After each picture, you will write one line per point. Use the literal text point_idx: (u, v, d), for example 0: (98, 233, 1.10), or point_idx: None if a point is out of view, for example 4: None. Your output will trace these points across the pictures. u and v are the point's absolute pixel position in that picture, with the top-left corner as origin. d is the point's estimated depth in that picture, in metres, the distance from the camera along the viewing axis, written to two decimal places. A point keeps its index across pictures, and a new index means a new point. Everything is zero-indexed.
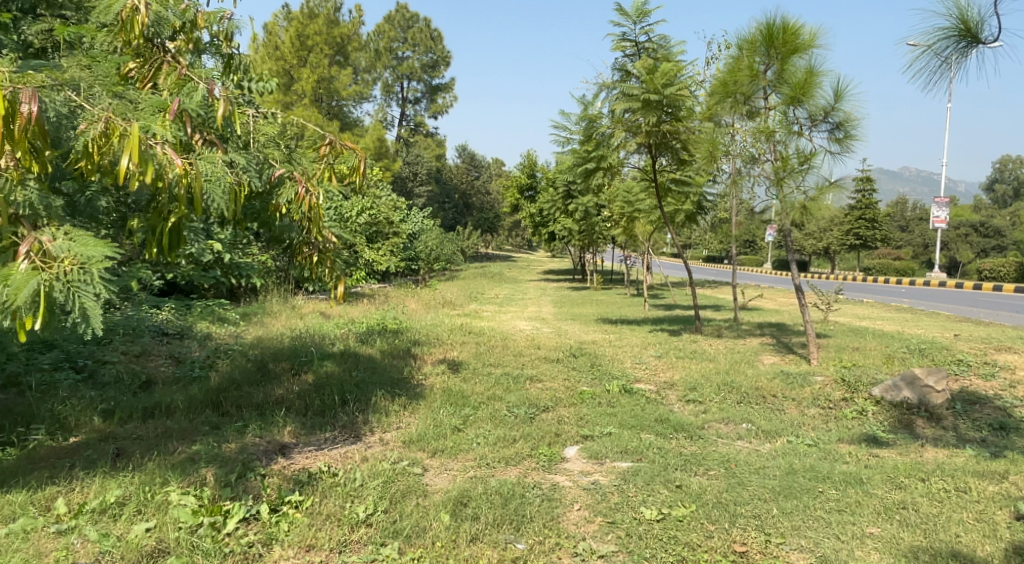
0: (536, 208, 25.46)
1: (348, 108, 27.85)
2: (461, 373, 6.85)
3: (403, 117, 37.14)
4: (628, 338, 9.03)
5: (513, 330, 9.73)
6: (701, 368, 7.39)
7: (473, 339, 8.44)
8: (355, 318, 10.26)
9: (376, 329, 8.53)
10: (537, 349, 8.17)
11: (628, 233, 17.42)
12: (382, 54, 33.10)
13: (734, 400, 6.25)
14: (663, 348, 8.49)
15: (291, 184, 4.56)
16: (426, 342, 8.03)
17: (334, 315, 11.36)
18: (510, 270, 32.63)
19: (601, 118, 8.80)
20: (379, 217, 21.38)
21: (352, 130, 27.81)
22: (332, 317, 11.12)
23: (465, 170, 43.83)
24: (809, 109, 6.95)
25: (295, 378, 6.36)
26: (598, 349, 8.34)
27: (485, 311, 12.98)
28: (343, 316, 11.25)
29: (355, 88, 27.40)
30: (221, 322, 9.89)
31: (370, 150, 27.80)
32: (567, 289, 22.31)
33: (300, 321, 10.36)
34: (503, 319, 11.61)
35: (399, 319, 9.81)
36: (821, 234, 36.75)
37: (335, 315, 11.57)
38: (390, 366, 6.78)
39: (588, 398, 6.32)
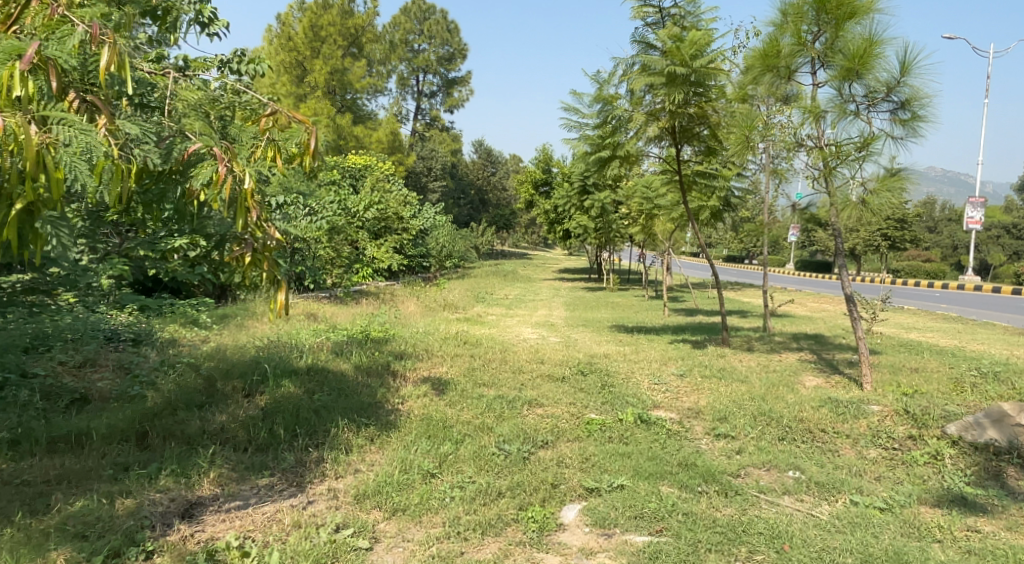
0: (551, 204, 24.37)
1: (362, 101, 26.98)
2: (447, 395, 5.79)
3: (419, 111, 36.14)
4: (645, 351, 7.92)
5: (517, 339, 8.66)
6: (732, 391, 6.26)
7: (468, 351, 7.37)
8: (342, 323, 9.23)
9: (358, 338, 7.49)
10: (540, 364, 7.09)
11: (647, 233, 16.26)
12: (398, 46, 32.06)
13: (775, 436, 5.13)
14: (686, 363, 7.38)
15: (208, 163, 3.46)
16: (412, 354, 6.97)
17: (323, 318, 10.33)
18: (524, 268, 31.59)
19: (619, 99, 7.70)
20: (387, 212, 20.38)
21: (365, 123, 26.88)
22: (320, 320, 10.10)
23: (481, 165, 42.75)
24: (868, 84, 5.79)
25: (246, 400, 5.33)
26: (611, 364, 7.25)
27: (489, 315, 11.91)
28: (331, 319, 10.23)
29: (370, 80, 26.49)
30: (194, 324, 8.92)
31: (382, 145, 26.82)
32: (582, 290, 21.20)
33: (281, 324, 9.35)
34: (507, 325, 10.52)
35: (388, 324, 8.76)
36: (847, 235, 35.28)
37: (324, 317, 10.56)
38: (363, 385, 5.74)
39: (596, 430, 5.23)
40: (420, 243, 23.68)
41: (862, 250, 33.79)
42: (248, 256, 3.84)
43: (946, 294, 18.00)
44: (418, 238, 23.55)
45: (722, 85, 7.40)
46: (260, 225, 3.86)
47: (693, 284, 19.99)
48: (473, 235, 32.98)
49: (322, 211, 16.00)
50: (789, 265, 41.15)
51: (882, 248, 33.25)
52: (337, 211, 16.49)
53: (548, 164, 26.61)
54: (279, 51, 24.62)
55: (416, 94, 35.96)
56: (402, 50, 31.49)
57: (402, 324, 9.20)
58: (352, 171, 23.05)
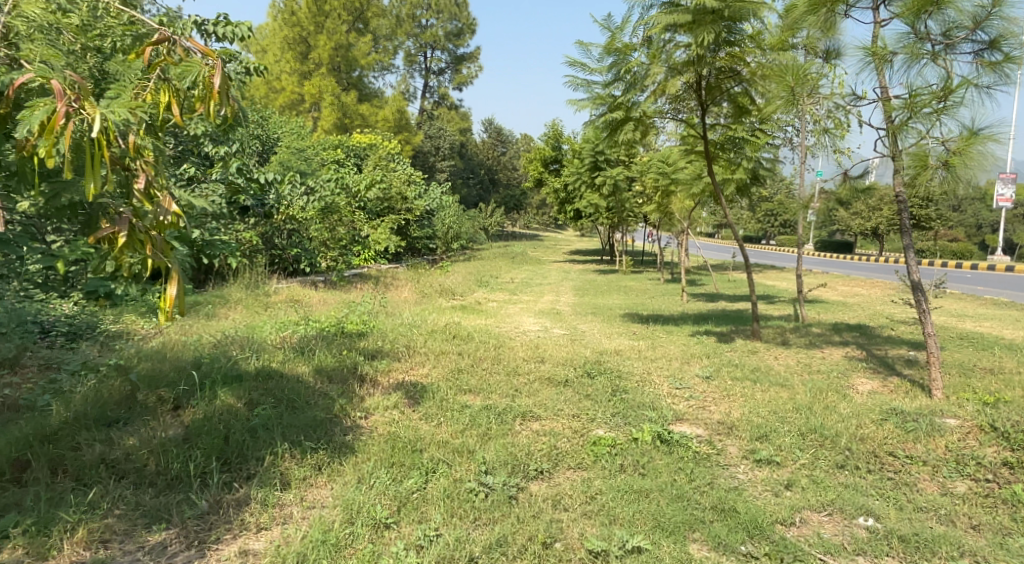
0: (561, 183, 23.23)
1: (368, 78, 25.80)
2: (423, 406, 4.75)
3: (427, 89, 34.87)
4: (665, 346, 6.84)
5: (517, 331, 7.62)
6: (771, 400, 5.18)
7: (457, 348, 6.33)
8: (322, 312, 8.22)
9: (331, 333, 6.47)
10: (540, 363, 6.04)
11: (663, 212, 15.12)
12: (406, 21, 30.72)
13: (832, 464, 4.08)
14: (712, 360, 6.30)
15: (45, 104, 2.48)
16: (391, 353, 5.93)
17: (305, 308, 9.32)
18: (534, 250, 30.50)
19: (634, 50, 6.54)
20: (389, 192, 19.33)
21: (370, 101, 25.70)
22: (301, 309, 9.10)
23: (491, 145, 41.51)
24: (949, 19, 4.64)
25: (172, 414, 4.29)
26: (625, 362, 6.19)
27: (490, 303, 10.84)
28: (312, 308, 9.21)
29: (375, 56, 25.29)
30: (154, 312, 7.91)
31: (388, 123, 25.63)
32: (593, 273, 20.13)
33: (255, 316, 8.32)
34: (509, 314, 9.47)
35: (371, 316, 7.71)
36: (870, 214, 33.92)
37: (305, 306, 9.53)
38: (321, 394, 4.69)
39: (605, 452, 4.21)
40: (426, 224, 22.62)
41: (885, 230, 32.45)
42: (120, 237, 2.83)
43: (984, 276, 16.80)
44: (424, 219, 22.50)
45: (758, 31, 6.23)
46: (144, 195, 2.92)
47: (711, 266, 18.85)
48: (481, 216, 31.90)
49: (318, 190, 14.97)
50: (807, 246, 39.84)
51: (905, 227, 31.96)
52: (335, 189, 15.47)
53: (558, 141, 25.40)
54: (282, 25, 23.39)
55: (423, 71, 34.69)
56: (409, 26, 30.22)
57: (388, 314, 8.17)
58: (355, 149, 21.98)
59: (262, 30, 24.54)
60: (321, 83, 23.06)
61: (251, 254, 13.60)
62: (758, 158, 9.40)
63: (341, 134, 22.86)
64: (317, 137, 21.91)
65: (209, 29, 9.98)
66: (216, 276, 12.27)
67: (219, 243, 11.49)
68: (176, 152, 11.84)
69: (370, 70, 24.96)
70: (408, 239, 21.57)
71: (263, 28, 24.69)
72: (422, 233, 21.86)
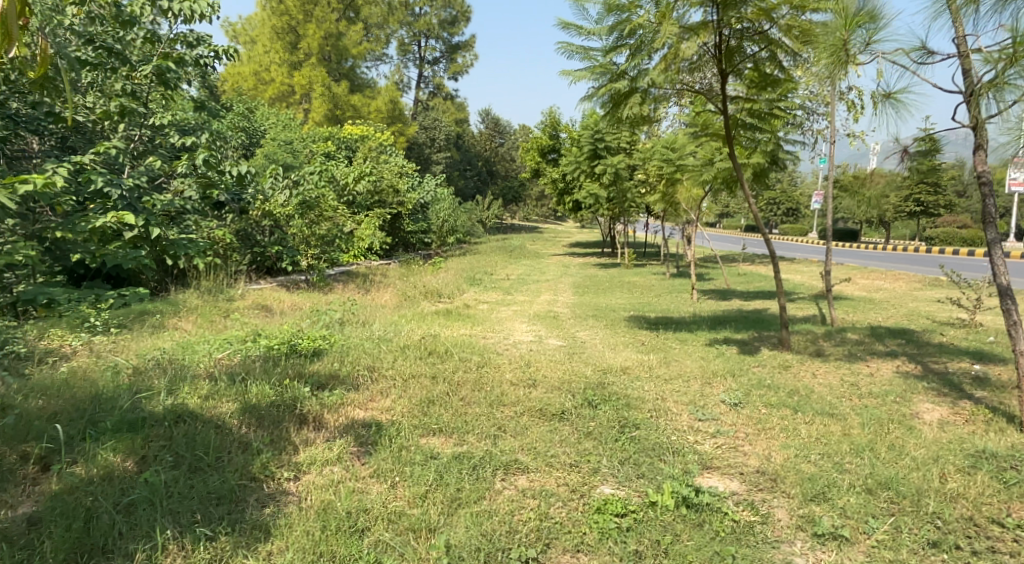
0: (559, 173, 22.09)
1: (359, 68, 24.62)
2: (376, 458, 3.66)
3: (421, 79, 33.64)
4: (681, 361, 5.77)
5: (506, 343, 6.53)
6: (821, 437, 4.09)
7: (430, 370, 5.24)
8: (282, 323, 7.14)
9: (279, 354, 5.37)
10: (530, 389, 4.94)
11: (668, 202, 14.00)
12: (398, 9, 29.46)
13: (920, 545, 3.04)
14: (739, 379, 5.20)
15: None
16: (346, 380, 4.84)
17: (271, 316, 8.25)
18: (533, 243, 29.33)
19: (641, 7, 5.44)
20: (379, 184, 18.21)
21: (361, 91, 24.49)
22: (264, 318, 8.03)
23: (488, 136, 40.28)
24: None
25: (29, 483, 3.23)
26: (634, 384, 5.10)
27: (480, 305, 9.75)
28: (277, 317, 8.11)
29: (366, 45, 24.13)
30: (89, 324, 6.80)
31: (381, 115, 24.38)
32: (594, 267, 19.05)
33: (207, 329, 7.23)
34: (499, 319, 8.38)
35: (338, 328, 6.62)
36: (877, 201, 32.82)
37: (270, 314, 8.46)
38: (240, 446, 3.62)
39: (615, 528, 3.15)
40: (419, 217, 21.51)
41: (892, 217, 31.36)
42: None
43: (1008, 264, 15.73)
44: (416, 213, 21.41)
45: None
46: None
47: (720, 258, 17.75)
48: (478, 208, 30.79)
49: (303, 183, 13.50)
50: (812, 234, 38.76)
51: (914, 214, 30.87)
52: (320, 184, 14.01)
53: (556, 129, 24.23)
54: (269, 14, 22.34)
55: (417, 60, 33.44)
56: (402, 14, 29.04)
57: (358, 324, 7.08)
58: (345, 141, 20.84)
59: (250, 19, 23.34)
60: (311, 73, 21.88)
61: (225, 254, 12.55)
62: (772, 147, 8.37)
63: (331, 126, 21.69)
64: (306, 130, 20.75)
65: (162, 7, 8.77)
66: (183, 276, 11.28)
67: (184, 242, 10.37)
68: (139, 145, 10.67)
69: (361, 59, 23.73)
70: (401, 233, 20.53)
71: (250, 16, 23.46)
72: (415, 227, 20.79)
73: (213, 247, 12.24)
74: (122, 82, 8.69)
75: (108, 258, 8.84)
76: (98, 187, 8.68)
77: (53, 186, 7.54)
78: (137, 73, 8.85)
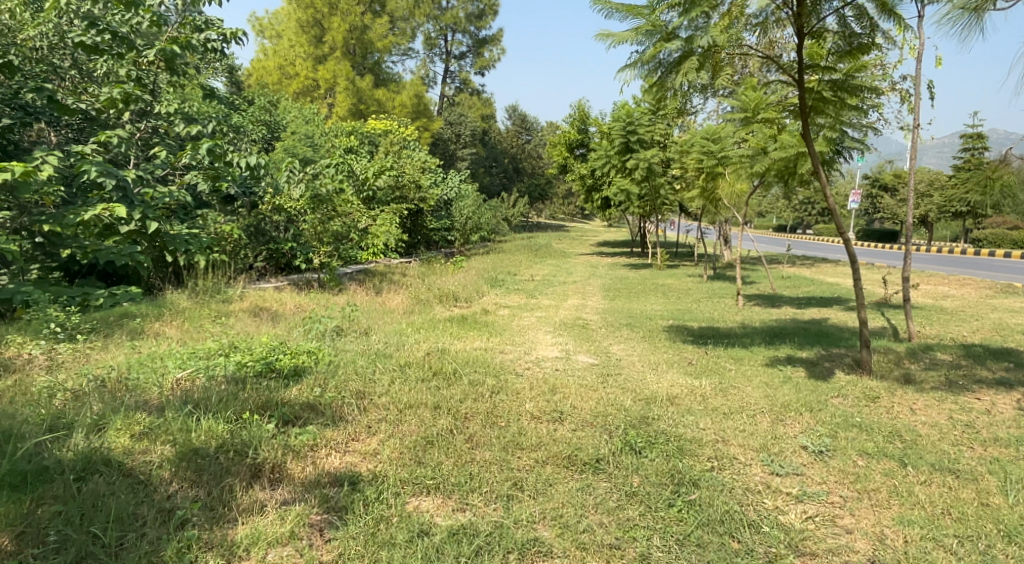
0: (588, 168, 21.00)
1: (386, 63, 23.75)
2: (353, 543, 2.74)
3: (448, 75, 32.73)
4: (742, 388, 4.71)
5: (527, 359, 5.53)
6: (952, 508, 3.10)
7: (433, 398, 4.25)
8: (270, 330, 6.20)
9: (251, 374, 4.41)
10: (555, 426, 3.92)
11: (708, 199, 12.86)
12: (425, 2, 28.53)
13: None
14: (818, 415, 4.14)
15: None
16: (324, 411, 3.88)
17: (266, 323, 7.36)
18: (560, 242, 28.29)
19: None
20: (400, 180, 17.31)
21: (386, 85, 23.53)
22: (257, 325, 7.12)
23: (514, 132, 39.27)
24: None
25: None
26: (685, 419, 4.06)
27: (501, 312, 8.78)
28: (272, 324, 7.18)
29: (391, 39, 23.25)
30: (57, 332, 5.91)
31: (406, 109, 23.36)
32: (625, 268, 17.97)
33: (190, 338, 6.30)
34: (522, 329, 7.39)
35: (333, 340, 5.65)
36: (920, 201, 31.30)
37: (268, 321, 7.57)
38: (159, 516, 2.78)
39: None
40: (442, 213, 20.63)
41: (936, 218, 29.94)
42: None
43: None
44: (439, 209, 20.49)
45: None
46: None
47: (763, 259, 16.53)
48: (503, 205, 29.80)
49: (322, 176, 12.41)
50: (849, 234, 37.25)
51: (959, 214, 29.37)
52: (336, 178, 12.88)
53: (584, 123, 23.03)
54: (295, 8, 21.51)
55: (443, 55, 32.49)
56: (429, 7, 28.13)
57: (359, 334, 6.12)
58: (369, 136, 19.91)
59: (276, 14, 22.55)
60: (335, 67, 21.03)
61: (234, 250, 11.71)
62: (836, 136, 7.30)
63: (355, 121, 20.77)
64: (329, 124, 19.90)
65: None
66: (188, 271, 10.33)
67: (184, 237, 9.44)
68: (143, 134, 9.80)
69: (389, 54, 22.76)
70: (424, 230, 19.55)
71: (277, 11, 22.68)
72: (438, 224, 19.87)
73: (220, 243, 11.26)
74: (127, 68, 7.98)
75: (98, 255, 8.04)
76: (94, 175, 7.77)
77: (36, 177, 6.60)
78: (144, 58, 8.05)
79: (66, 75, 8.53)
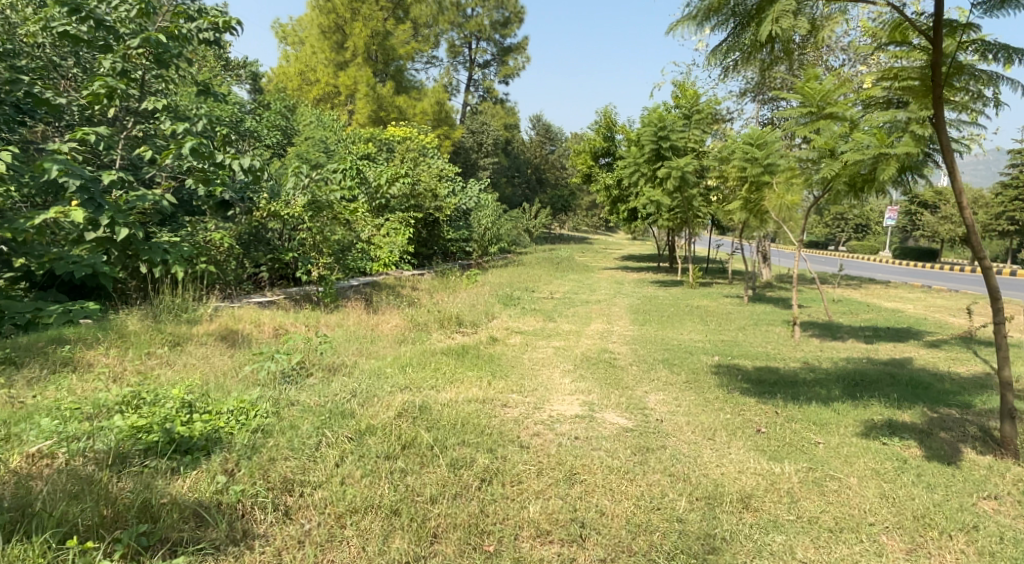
0: (614, 177, 19.59)
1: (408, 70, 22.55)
2: None
3: (471, 83, 31.51)
4: (843, 481, 3.32)
5: (535, 419, 4.12)
6: None
7: (391, 494, 2.94)
8: (215, 367, 4.84)
9: (136, 447, 3.09)
10: (568, 555, 2.70)
11: (752, 212, 11.40)
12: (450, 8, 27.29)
13: None
14: (978, 539, 2.86)
15: None
16: (215, 520, 2.71)
17: (230, 353, 6.05)
18: (583, 255, 26.87)
19: None
20: (416, 188, 16.01)
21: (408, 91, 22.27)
22: (216, 355, 5.79)
23: (539, 141, 37.91)
24: None
25: None
26: (770, 544, 2.78)
27: (513, 341, 7.41)
28: (233, 353, 5.86)
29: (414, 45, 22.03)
30: None
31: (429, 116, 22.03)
32: (655, 286, 16.50)
33: (123, 374, 4.97)
34: (536, 367, 6.00)
35: (288, 388, 4.30)
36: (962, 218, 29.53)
37: (237, 348, 6.27)
38: None
39: None
40: (461, 224, 19.23)
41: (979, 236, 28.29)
42: None
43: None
44: (456, 219, 19.09)
45: None
46: None
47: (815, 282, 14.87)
48: (524, 215, 28.38)
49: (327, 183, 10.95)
50: (885, 252, 35.40)
51: (1005, 233, 27.55)
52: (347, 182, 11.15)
53: (611, 131, 21.59)
54: (315, 12, 20.37)
55: (467, 63, 31.28)
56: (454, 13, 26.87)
57: (330, 378, 4.77)
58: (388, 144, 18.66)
59: (299, 20, 21.49)
60: (357, 73, 19.87)
61: (222, 261, 9.71)
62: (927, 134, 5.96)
63: (375, 127, 19.44)
64: (346, 131, 18.74)
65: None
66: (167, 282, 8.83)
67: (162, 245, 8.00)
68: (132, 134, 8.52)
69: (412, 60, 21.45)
70: (441, 241, 18.22)
71: (301, 17, 21.58)
72: (455, 234, 18.58)
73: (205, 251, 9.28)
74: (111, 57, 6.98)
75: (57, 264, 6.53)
76: (55, 176, 6.22)
77: None
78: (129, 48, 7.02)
79: (67, 72, 7.66)
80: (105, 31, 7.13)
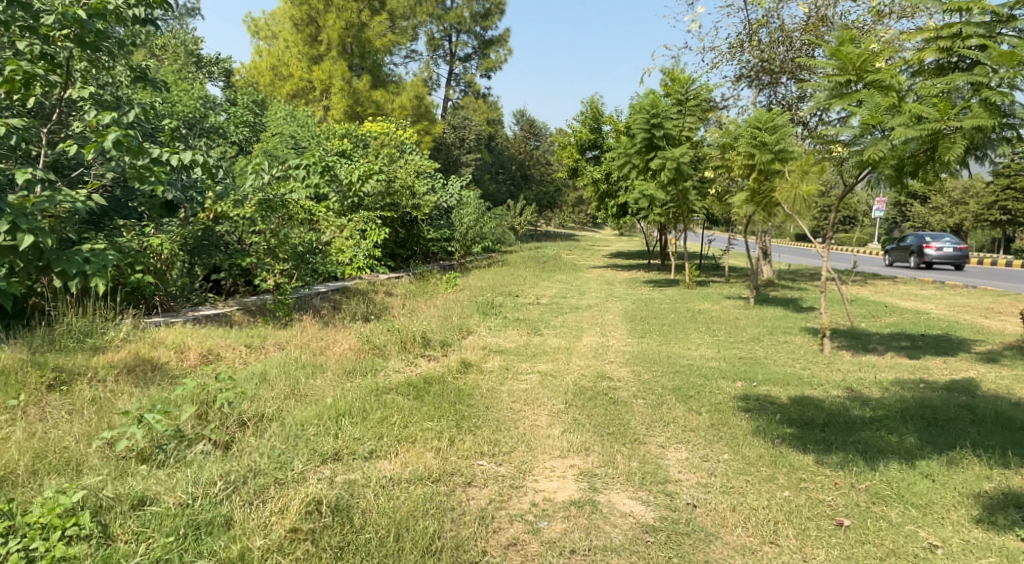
0: (602, 171, 18.31)
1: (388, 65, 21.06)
2: None
3: (452, 77, 30.10)
4: None
5: (507, 511, 2.93)
6: None
7: None
8: (76, 433, 3.50)
9: None
10: None
11: (761, 204, 10.13)
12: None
13: None
14: None
15: None
16: None
17: (131, 396, 4.67)
18: (570, 253, 25.56)
19: None
20: (392, 185, 14.59)
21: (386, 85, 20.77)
22: (107, 408, 4.43)
23: (523, 137, 36.58)
24: None
25: None
26: None
27: (491, 366, 6.11)
28: (132, 402, 4.48)
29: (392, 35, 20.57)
30: None
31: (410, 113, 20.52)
32: (649, 287, 15.24)
33: None
34: (518, 407, 4.67)
35: (163, 477, 2.96)
36: (953, 207, 28.71)
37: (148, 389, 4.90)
38: None
39: None
40: (441, 222, 17.85)
41: (971, 226, 27.48)
42: None
43: (912, 235, 20.27)
44: (436, 217, 17.72)
45: None
46: None
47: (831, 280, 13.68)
48: (508, 211, 26.99)
49: (289, 180, 9.41)
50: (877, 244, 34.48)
51: (999, 223, 26.69)
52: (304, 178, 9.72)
53: (598, 122, 20.31)
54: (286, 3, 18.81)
55: (448, 57, 29.87)
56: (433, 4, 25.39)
57: (233, 448, 3.43)
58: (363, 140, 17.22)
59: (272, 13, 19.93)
60: (331, 67, 18.39)
61: (164, 270, 7.67)
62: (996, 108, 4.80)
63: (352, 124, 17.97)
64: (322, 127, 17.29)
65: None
66: (83, 295, 6.85)
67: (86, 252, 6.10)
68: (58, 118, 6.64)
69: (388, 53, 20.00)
70: (421, 241, 16.84)
71: (274, 11, 20.03)
72: (436, 234, 17.21)
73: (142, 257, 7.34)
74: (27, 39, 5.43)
75: None
76: None
77: None
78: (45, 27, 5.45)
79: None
80: (19, 8, 5.47)
